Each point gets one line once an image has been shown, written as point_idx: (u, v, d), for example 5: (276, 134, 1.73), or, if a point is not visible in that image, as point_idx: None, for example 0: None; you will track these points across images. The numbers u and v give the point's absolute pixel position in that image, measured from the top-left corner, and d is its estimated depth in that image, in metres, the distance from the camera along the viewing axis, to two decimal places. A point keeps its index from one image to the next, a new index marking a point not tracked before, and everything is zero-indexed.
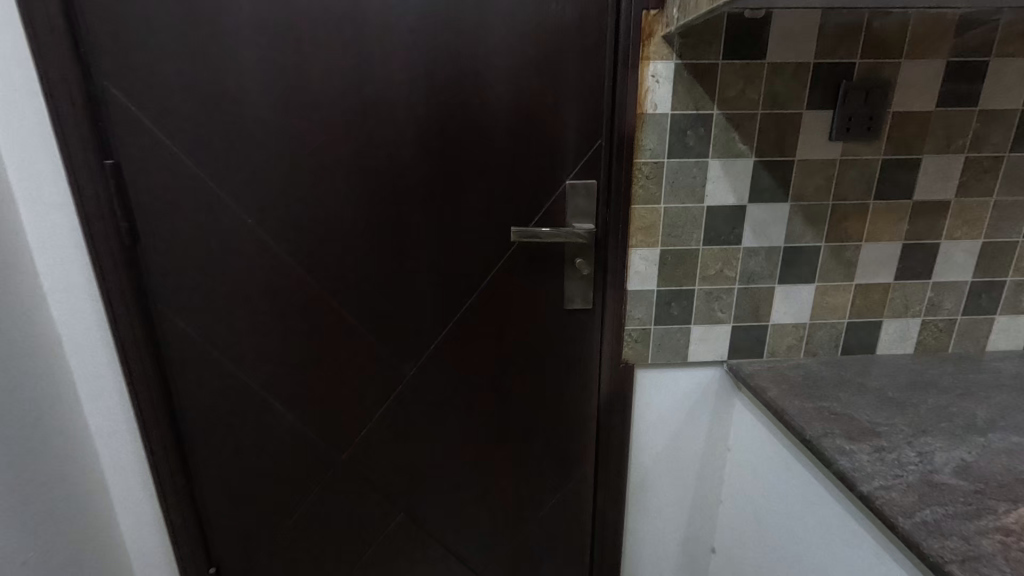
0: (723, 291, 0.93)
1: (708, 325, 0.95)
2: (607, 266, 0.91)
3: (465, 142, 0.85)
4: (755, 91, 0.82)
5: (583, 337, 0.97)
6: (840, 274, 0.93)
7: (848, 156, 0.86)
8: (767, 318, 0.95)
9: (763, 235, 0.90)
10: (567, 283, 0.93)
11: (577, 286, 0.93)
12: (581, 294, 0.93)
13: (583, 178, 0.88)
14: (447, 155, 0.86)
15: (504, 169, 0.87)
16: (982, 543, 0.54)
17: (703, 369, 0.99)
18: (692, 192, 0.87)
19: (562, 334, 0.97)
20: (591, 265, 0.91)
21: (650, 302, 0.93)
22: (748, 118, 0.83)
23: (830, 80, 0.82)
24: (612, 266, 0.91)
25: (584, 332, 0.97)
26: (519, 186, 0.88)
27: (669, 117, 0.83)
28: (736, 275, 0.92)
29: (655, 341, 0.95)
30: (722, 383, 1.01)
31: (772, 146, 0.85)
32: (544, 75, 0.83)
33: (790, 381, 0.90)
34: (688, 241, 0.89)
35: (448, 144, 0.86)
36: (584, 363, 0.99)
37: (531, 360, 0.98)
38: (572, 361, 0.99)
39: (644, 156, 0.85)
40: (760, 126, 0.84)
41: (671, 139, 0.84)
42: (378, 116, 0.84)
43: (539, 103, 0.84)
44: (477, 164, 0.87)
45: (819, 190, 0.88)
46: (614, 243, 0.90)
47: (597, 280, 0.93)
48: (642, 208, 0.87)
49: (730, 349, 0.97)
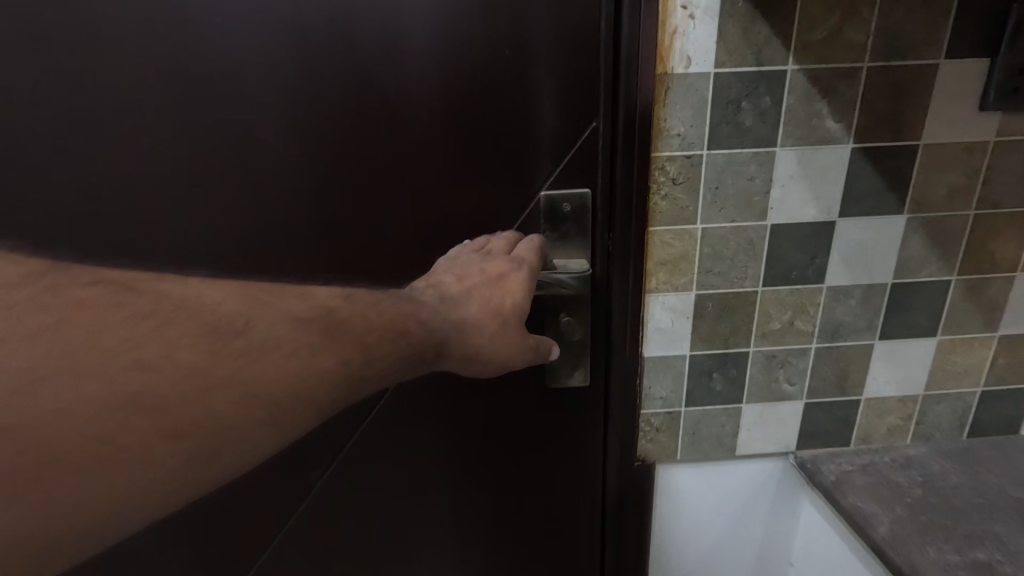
0: (792, 353, 0.60)
1: (767, 403, 0.62)
2: (611, 323, 0.58)
3: (371, 139, 0.51)
4: (860, 29, 0.48)
5: (579, 429, 0.63)
6: (976, 322, 0.59)
7: (1008, 137, 0.52)
8: (859, 391, 0.62)
9: (859, 268, 0.56)
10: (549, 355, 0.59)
11: (569, 358, 0.59)
12: (572, 368, 0.60)
13: (569, 183, 0.54)
14: (342, 163, 0.51)
15: (438, 176, 0.53)
16: None
17: (757, 463, 0.66)
18: (747, 203, 0.53)
19: (542, 423, 0.63)
20: (585, 324, 0.57)
21: (680, 374, 0.60)
22: (846, 76, 0.49)
23: (986, 8, 0.48)
24: (618, 322, 0.58)
25: (580, 422, 0.63)
26: (468, 210, 0.54)
27: (710, 79, 0.49)
28: (814, 329, 0.59)
29: (686, 429, 0.63)
30: (783, 480, 0.68)
31: (884, 124, 0.51)
32: (496, 23, 0.48)
33: (906, 493, 0.58)
34: (739, 281, 0.56)
35: (343, 145, 0.51)
36: (578, 462, 0.65)
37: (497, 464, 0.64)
38: (560, 461, 0.65)
39: (669, 145, 0.51)
40: (866, 89, 0.50)
41: (715, 115, 0.50)
42: (211, 88, 0.48)
43: (492, 70, 0.50)
44: (395, 176, 0.52)
45: (954, 193, 0.54)
46: (621, 289, 0.56)
47: (594, 344, 0.59)
48: (665, 231, 0.54)
49: (800, 436, 0.64)
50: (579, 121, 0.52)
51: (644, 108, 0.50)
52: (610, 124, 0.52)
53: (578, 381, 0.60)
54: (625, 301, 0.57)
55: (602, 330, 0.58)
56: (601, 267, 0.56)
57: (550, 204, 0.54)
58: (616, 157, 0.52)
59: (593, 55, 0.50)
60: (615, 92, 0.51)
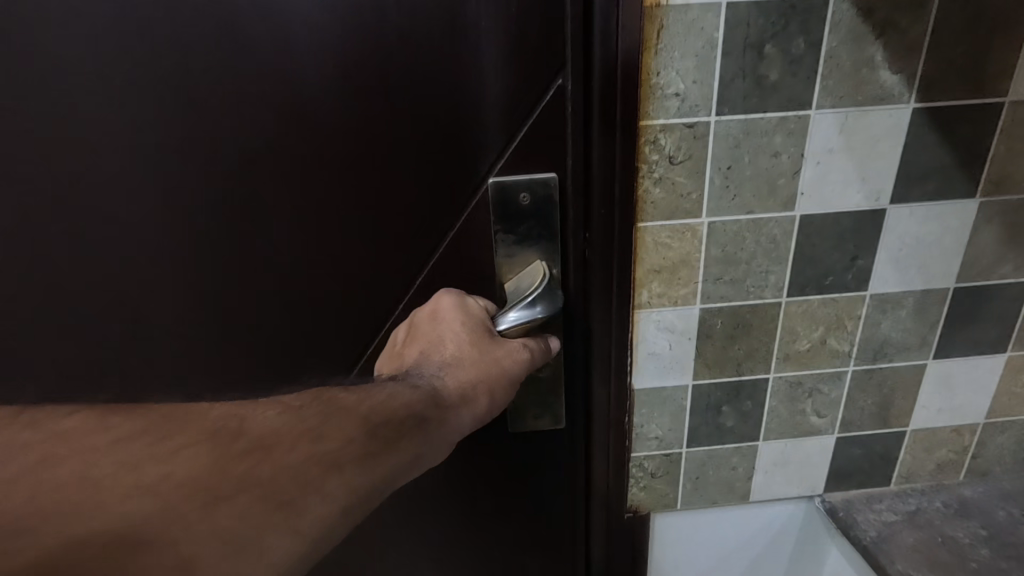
0: (823, 379, 0.46)
1: (790, 439, 0.49)
2: (591, 349, 0.44)
3: (250, 120, 0.37)
4: None
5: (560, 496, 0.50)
6: None
7: None
8: (905, 421, 0.49)
9: (912, 271, 0.43)
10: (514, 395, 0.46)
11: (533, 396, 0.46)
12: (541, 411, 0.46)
13: (529, 161, 0.39)
14: (216, 152, 0.38)
15: (345, 153, 0.38)
16: None
17: (773, 508, 0.54)
18: (769, 187, 0.39)
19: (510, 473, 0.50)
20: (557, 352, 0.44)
21: (680, 409, 0.47)
22: (913, 6, 0.35)
23: None
24: (600, 345, 0.44)
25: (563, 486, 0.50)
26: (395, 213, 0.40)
27: (720, 13, 0.35)
28: (852, 349, 0.45)
29: (687, 473, 0.50)
30: (805, 527, 0.55)
31: (960, 74, 0.37)
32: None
33: (970, 557, 0.47)
34: (756, 292, 0.43)
35: (211, 125, 0.37)
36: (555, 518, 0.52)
37: (455, 521, 0.51)
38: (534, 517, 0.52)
39: (665, 110, 0.37)
40: (939, 26, 0.36)
41: (729, 66, 0.36)
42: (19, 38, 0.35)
43: (411, 14, 0.35)
44: (285, 158, 0.38)
45: None
46: (603, 309, 0.43)
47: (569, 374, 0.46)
48: (659, 227, 0.40)
49: (829, 478, 0.51)
50: (543, 72, 0.37)
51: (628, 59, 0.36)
52: (583, 85, 0.37)
53: (547, 425, 0.47)
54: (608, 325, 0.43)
55: (582, 360, 0.45)
56: (573, 279, 0.42)
57: (503, 192, 0.40)
58: (592, 132, 0.38)
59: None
60: (589, 30, 0.36)
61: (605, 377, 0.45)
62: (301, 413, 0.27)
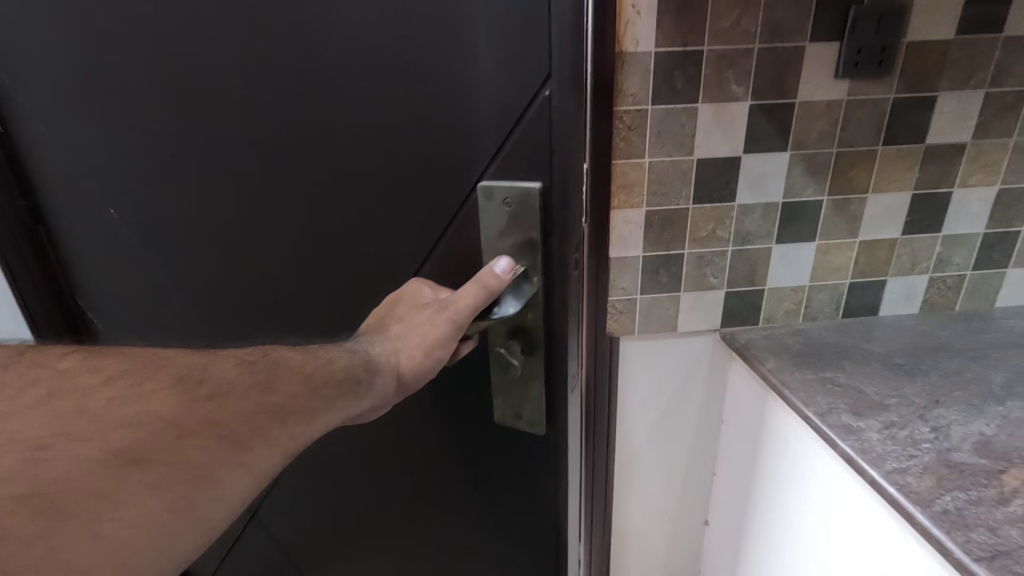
0: (715, 254, 0.84)
1: (698, 292, 0.86)
2: (549, 296, 0.64)
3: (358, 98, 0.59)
4: (752, 22, 0.71)
5: (485, 488, 0.79)
6: (844, 230, 0.84)
7: (856, 96, 0.76)
8: (763, 282, 0.87)
9: (759, 190, 0.80)
10: (501, 381, 0.70)
11: (515, 389, 0.70)
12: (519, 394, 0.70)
13: (517, 155, 0.58)
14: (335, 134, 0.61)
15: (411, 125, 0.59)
16: (1010, 534, 0.48)
17: (693, 340, 0.91)
18: (680, 142, 0.76)
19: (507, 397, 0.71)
20: (523, 351, 0.67)
21: (636, 271, 0.84)
22: (744, 53, 0.72)
23: (837, 6, 0.71)
24: (558, 301, 0.64)
25: (487, 481, 0.79)
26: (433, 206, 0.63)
27: (652, 55, 0.72)
28: (730, 236, 0.83)
29: (640, 312, 0.87)
30: (714, 353, 0.93)
31: (770, 87, 0.74)
32: (440, 47, 0.55)
33: (790, 346, 0.83)
34: (676, 200, 0.80)
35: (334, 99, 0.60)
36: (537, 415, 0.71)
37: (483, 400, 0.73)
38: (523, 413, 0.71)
39: (625, 102, 0.74)
40: (757, 63, 0.73)
41: (656, 81, 0.73)
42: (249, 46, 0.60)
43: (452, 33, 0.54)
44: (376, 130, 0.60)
45: (822, 136, 0.78)
46: (556, 257, 0.62)
47: (534, 366, 0.68)
48: (623, 163, 0.77)
49: (723, 317, 0.89)
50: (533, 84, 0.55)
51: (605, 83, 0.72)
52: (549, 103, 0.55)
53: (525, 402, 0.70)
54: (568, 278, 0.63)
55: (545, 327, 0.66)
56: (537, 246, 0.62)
57: (489, 194, 0.60)
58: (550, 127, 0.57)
59: (534, 52, 0.54)
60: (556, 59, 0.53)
61: (596, 268, 0.82)
62: (253, 366, 0.53)
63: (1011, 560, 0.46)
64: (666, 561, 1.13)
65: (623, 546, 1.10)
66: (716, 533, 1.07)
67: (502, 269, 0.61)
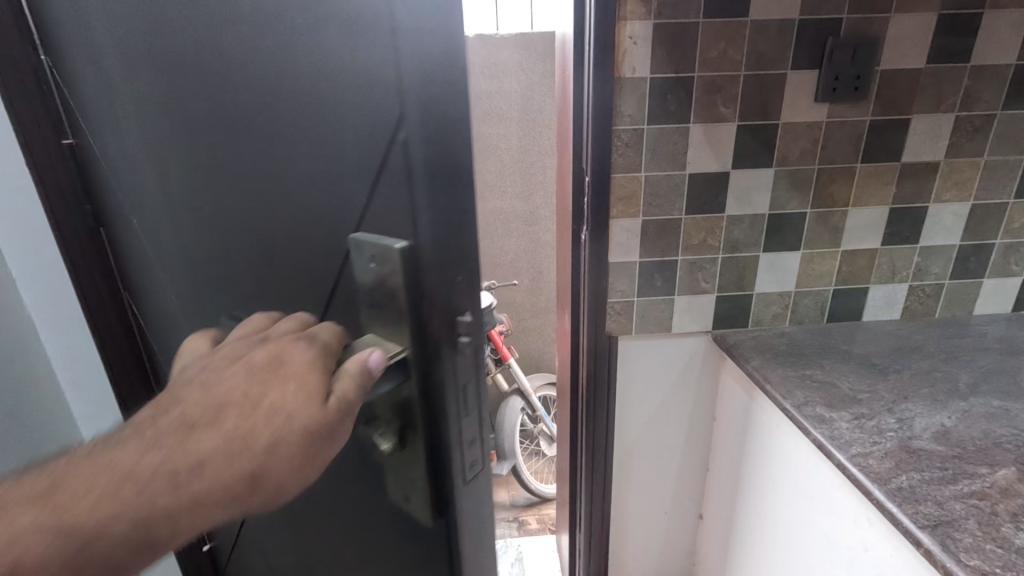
0: (707, 261, 0.91)
1: (691, 296, 0.93)
2: (428, 379, 0.42)
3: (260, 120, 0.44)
4: (738, 52, 0.79)
5: None
6: (827, 240, 0.91)
7: (835, 118, 0.83)
8: (752, 287, 0.94)
9: (746, 203, 0.88)
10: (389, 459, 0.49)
11: (400, 474, 0.48)
12: (406, 481, 0.48)
13: (382, 213, 0.40)
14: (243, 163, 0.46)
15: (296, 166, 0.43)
16: (955, 507, 0.54)
17: (686, 341, 0.98)
18: (673, 159, 0.84)
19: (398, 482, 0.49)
20: (396, 435, 0.45)
21: (633, 275, 0.91)
22: (731, 79, 0.80)
23: (816, 38, 0.79)
24: (439, 387, 0.43)
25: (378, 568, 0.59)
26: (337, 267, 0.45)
27: (648, 81, 0.80)
28: (720, 244, 0.90)
29: (637, 313, 0.94)
30: (706, 355, 1.00)
31: (756, 109, 0.82)
32: (298, 76, 0.39)
33: (775, 346, 0.91)
34: (670, 211, 0.87)
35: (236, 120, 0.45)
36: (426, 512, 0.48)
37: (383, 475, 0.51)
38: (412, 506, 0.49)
39: (623, 122, 0.82)
40: (743, 89, 0.81)
41: (651, 103, 0.81)
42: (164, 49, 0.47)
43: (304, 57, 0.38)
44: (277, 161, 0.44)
45: (804, 154, 0.85)
46: (432, 334, 0.41)
47: (416, 455, 0.46)
48: (622, 177, 0.85)
49: (714, 319, 0.96)
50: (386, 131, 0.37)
51: (604, 107, 0.80)
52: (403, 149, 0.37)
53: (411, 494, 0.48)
54: (459, 352, 0.42)
55: (427, 413, 0.44)
56: (406, 314, 0.40)
57: (358, 247, 0.42)
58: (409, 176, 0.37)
59: (378, 93, 0.36)
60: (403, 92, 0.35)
61: (597, 271, 0.90)
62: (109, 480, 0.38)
63: (951, 528, 0.52)
64: (661, 552, 1.18)
65: (619, 536, 1.16)
66: (710, 525, 1.12)
67: (373, 369, 0.40)
